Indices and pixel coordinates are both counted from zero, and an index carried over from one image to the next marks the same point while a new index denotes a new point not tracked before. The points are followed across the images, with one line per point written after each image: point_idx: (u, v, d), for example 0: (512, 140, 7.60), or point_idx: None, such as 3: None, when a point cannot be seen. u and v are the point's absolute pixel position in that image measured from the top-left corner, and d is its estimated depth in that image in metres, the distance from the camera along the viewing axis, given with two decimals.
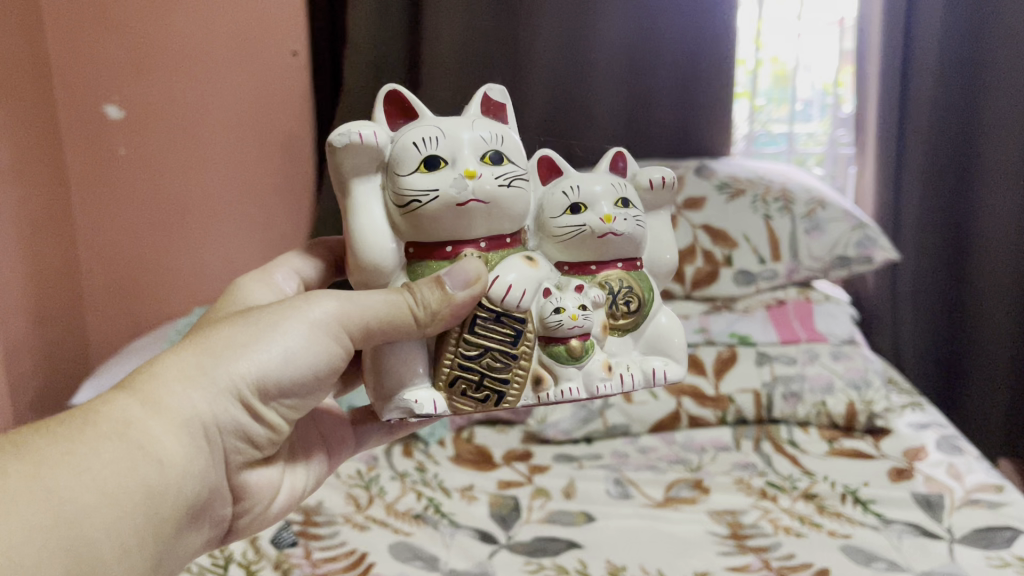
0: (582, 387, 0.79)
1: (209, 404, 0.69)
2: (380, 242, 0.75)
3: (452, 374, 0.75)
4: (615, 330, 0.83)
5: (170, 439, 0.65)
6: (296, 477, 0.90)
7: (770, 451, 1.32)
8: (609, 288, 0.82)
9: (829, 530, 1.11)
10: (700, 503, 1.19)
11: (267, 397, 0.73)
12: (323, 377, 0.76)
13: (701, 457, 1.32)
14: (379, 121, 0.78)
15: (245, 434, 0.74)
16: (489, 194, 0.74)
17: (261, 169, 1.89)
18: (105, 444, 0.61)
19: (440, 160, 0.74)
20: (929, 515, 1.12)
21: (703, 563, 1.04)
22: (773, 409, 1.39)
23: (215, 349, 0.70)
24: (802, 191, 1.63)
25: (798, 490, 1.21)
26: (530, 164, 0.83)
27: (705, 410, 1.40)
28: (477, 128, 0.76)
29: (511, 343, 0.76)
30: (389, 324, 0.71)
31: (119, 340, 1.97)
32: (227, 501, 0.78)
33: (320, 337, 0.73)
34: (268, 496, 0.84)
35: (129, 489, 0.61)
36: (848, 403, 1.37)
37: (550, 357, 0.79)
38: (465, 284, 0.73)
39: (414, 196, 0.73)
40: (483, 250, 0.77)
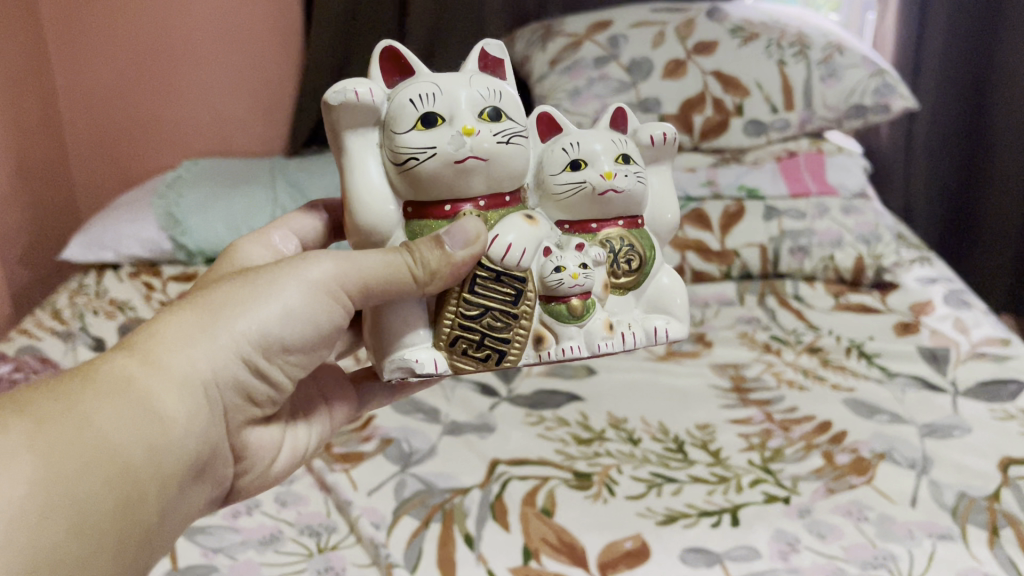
0: (584, 345, 0.68)
1: (211, 365, 0.61)
2: (373, 202, 0.64)
3: (449, 331, 0.65)
4: (620, 286, 0.71)
5: (171, 398, 0.57)
6: (298, 438, 0.80)
7: (774, 306, 1.31)
8: (610, 247, 0.70)
9: (833, 384, 1.10)
10: (703, 357, 1.18)
11: (269, 360, 0.65)
12: (321, 341, 0.68)
13: (704, 312, 1.30)
14: (379, 77, 0.66)
15: (244, 398, 0.66)
16: (493, 151, 0.64)
17: (247, 11, 1.81)
18: (111, 398, 0.53)
19: (438, 117, 0.63)
20: (934, 369, 1.11)
21: (704, 416, 1.04)
22: (780, 264, 1.37)
23: (213, 308, 0.62)
24: (819, 35, 1.55)
25: (803, 345, 1.19)
26: (533, 122, 0.70)
27: (710, 265, 1.37)
28: (478, 82, 0.65)
29: (513, 301, 0.66)
30: (387, 284, 0.62)
31: (107, 199, 1.92)
32: (227, 461, 0.70)
33: (321, 297, 0.64)
34: (270, 455, 0.76)
35: (143, 445, 0.54)
36: (857, 257, 1.35)
37: (550, 315, 0.67)
38: (464, 243, 0.63)
39: (411, 154, 0.62)
40: (482, 210, 0.66)
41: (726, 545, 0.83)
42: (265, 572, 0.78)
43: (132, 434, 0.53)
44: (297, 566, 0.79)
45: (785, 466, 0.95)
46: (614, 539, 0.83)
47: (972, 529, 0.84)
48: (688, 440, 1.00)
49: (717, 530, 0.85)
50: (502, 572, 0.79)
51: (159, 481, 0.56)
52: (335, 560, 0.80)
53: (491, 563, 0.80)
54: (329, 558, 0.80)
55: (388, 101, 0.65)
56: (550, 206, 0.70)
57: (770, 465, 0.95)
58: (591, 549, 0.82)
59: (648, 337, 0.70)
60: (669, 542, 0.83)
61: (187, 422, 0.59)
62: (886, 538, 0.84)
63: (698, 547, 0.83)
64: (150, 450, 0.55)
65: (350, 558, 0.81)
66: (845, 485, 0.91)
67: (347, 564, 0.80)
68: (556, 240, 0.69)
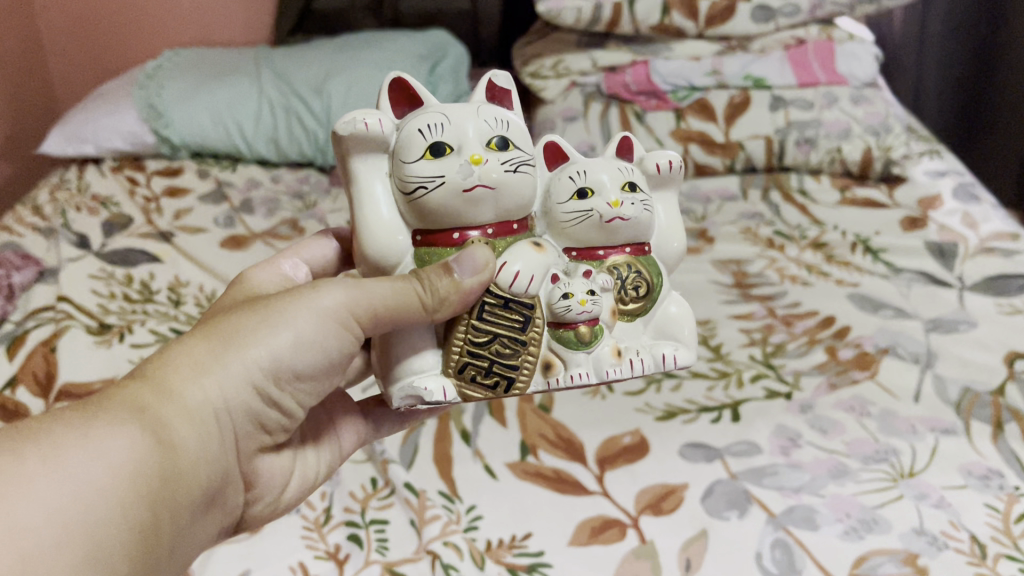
0: (591, 371, 0.58)
1: (224, 398, 0.52)
2: (384, 229, 0.55)
3: (454, 358, 0.56)
4: (626, 311, 0.60)
5: (184, 429, 0.49)
6: (307, 466, 0.67)
7: (778, 201, 1.27)
8: (617, 275, 0.60)
9: (837, 280, 1.07)
10: (704, 253, 1.15)
11: (280, 392, 0.56)
12: (331, 377, 0.58)
13: (706, 207, 1.27)
14: (386, 107, 0.57)
15: (256, 433, 0.57)
16: (502, 179, 0.55)
17: None
18: (126, 427, 0.45)
19: (446, 146, 0.54)
20: (942, 264, 1.08)
21: (706, 313, 1.02)
22: (785, 157, 1.32)
23: (224, 335, 0.53)
24: None
25: (807, 240, 1.16)
26: (539, 150, 0.61)
27: (714, 159, 1.33)
28: (484, 110, 0.57)
29: (522, 327, 0.56)
30: (395, 311, 0.53)
31: (87, 89, 1.85)
32: (236, 492, 0.59)
33: (330, 327, 0.54)
34: (281, 480, 0.64)
35: (154, 487, 0.45)
36: (865, 149, 1.30)
37: (558, 342, 0.57)
38: (473, 271, 0.54)
39: (419, 183, 0.54)
40: (489, 237, 0.57)
41: (725, 441, 0.82)
42: None
43: (145, 473, 0.45)
44: None
45: (787, 361, 0.93)
46: (613, 434, 0.83)
47: (975, 424, 0.83)
48: None
49: (717, 426, 0.84)
50: (499, 467, 0.79)
51: (169, 526, 0.47)
52: None
53: (488, 459, 0.80)
54: None
55: (396, 132, 0.56)
56: (556, 234, 0.60)
57: (772, 360, 0.93)
58: (590, 445, 0.82)
59: (656, 364, 0.60)
60: (667, 437, 0.82)
61: (199, 458, 0.51)
62: (888, 432, 0.83)
63: (697, 443, 0.82)
64: (163, 493, 0.46)
65: None
66: (848, 380, 0.90)
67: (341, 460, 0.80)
68: (562, 265, 0.59)
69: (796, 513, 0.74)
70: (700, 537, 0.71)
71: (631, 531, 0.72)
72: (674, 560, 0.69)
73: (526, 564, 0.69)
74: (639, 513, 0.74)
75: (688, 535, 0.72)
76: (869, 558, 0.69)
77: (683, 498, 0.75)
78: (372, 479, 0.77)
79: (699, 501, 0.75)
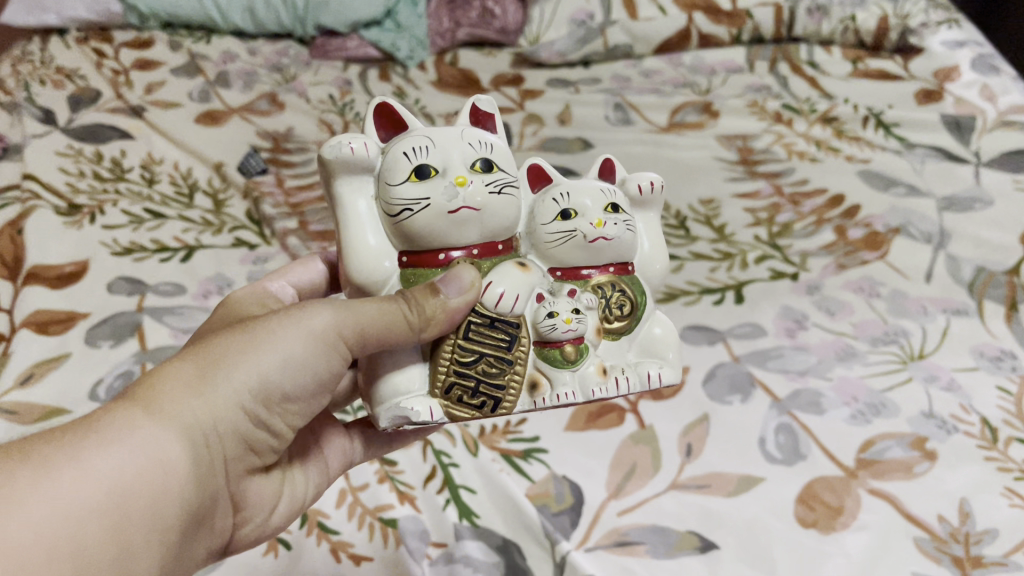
0: (577, 390, 0.51)
1: (216, 424, 0.43)
2: (370, 252, 0.49)
3: (438, 379, 0.49)
4: (608, 333, 0.54)
5: (178, 458, 0.41)
6: (298, 490, 0.56)
7: (787, 73, 1.20)
8: (601, 293, 0.53)
9: (847, 156, 1.02)
10: (709, 129, 1.09)
11: (269, 416, 0.47)
12: (316, 403, 0.50)
13: (711, 80, 1.21)
14: (371, 128, 0.50)
15: (243, 463, 0.49)
16: (484, 207, 0.49)
17: None
18: (103, 457, 0.37)
19: (434, 168, 0.48)
20: (958, 140, 1.02)
21: (709, 190, 0.97)
22: (795, 26, 1.26)
23: (214, 352, 0.44)
24: None
25: (817, 115, 1.10)
26: (522, 173, 0.54)
27: (719, 29, 1.27)
28: (467, 131, 0.51)
29: (509, 345, 0.50)
30: (379, 330, 0.46)
31: None
32: (220, 523, 0.49)
33: (321, 349, 0.46)
34: (271, 504, 0.53)
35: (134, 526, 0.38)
36: (881, 18, 1.23)
37: (544, 360, 0.51)
38: (460, 290, 0.47)
39: (403, 205, 0.48)
40: (474, 258, 0.50)
41: (728, 324, 0.80)
42: None
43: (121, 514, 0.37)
44: None
45: (794, 242, 0.89)
46: None
47: (989, 305, 0.80)
48: (690, 216, 0.94)
49: (719, 309, 0.81)
50: None
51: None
52: None
53: None
54: None
55: (381, 154, 0.50)
56: (541, 255, 0.53)
57: (778, 240, 0.89)
58: None
59: (642, 383, 0.53)
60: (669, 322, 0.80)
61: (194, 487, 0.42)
62: (898, 314, 0.80)
63: (698, 326, 0.80)
64: (146, 534, 0.38)
65: None
66: (857, 261, 0.86)
67: None
68: (548, 284, 0.53)
69: (801, 397, 0.71)
70: (701, 422, 0.69)
71: (630, 417, 0.70)
72: (675, 445, 0.67)
73: (521, 450, 0.67)
74: (638, 398, 0.72)
75: (688, 420, 0.69)
76: (876, 441, 0.67)
77: (684, 384, 0.73)
78: None
79: (701, 385, 0.73)
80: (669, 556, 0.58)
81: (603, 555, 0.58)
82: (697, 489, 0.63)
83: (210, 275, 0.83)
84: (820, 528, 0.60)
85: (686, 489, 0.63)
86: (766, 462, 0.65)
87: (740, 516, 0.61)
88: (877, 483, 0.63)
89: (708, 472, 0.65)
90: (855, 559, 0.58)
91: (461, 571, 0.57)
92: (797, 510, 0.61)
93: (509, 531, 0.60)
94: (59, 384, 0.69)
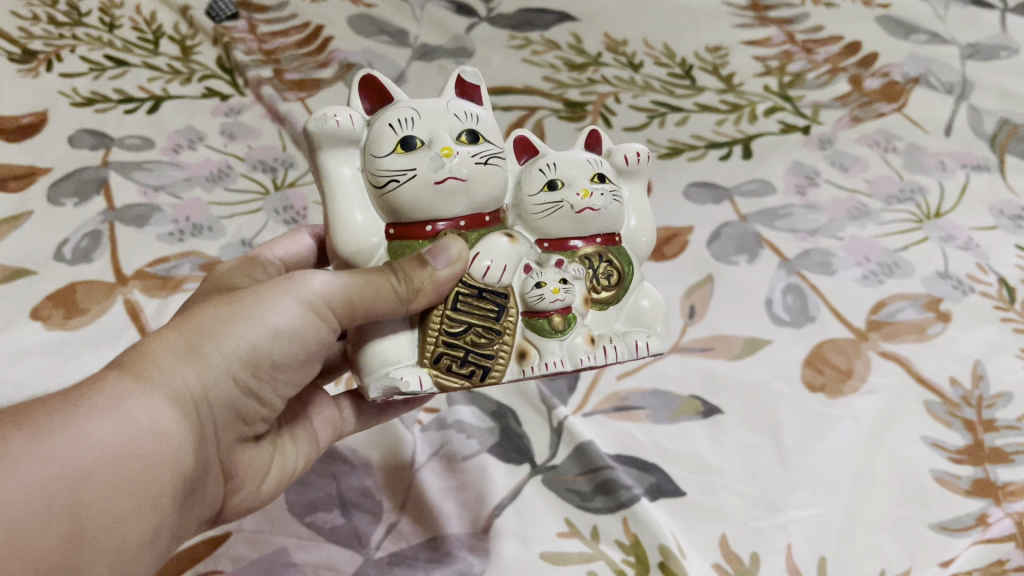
0: (565, 360, 0.44)
1: (206, 393, 0.38)
2: (356, 228, 0.42)
3: (423, 349, 0.42)
4: (595, 304, 0.46)
5: (168, 429, 0.35)
6: (289, 459, 0.48)
7: None
8: (587, 264, 0.46)
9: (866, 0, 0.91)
10: None
11: (261, 387, 0.41)
12: (309, 371, 0.44)
13: None
14: (353, 99, 0.43)
15: (237, 436, 0.44)
16: (473, 186, 0.43)
17: None
18: (82, 434, 0.32)
19: (420, 142, 0.41)
20: None
21: (716, 37, 0.90)
22: None
23: (203, 319, 0.38)
24: None
25: None
26: (507, 144, 0.46)
27: None
28: (455, 101, 0.43)
29: (498, 315, 0.43)
30: (362, 297, 0.39)
31: None
32: (210, 496, 0.42)
33: (309, 321, 0.39)
34: (263, 477, 0.46)
35: (130, 509, 0.33)
36: None
37: (531, 331, 0.44)
38: (446, 264, 0.40)
39: (389, 176, 0.41)
40: (461, 230, 0.43)
41: (736, 180, 0.75)
42: (216, 214, 0.70)
43: (110, 497, 0.32)
44: (251, 206, 0.71)
45: (806, 92, 0.84)
46: None
47: (1011, 160, 0.75)
48: (697, 65, 0.87)
49: (727, 164, 0.76)
50: None
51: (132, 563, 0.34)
52: (294, 200, 0.73)
53: None
54: (288, 198, 0.73)
55: (365, 127, 0.42)
56: (528, 227, 0.46)
57: (789, 92, 0.84)
58: None
59: (633, 353, 0.46)
60: (672, 177, 0.75)
61: (193, 465, 0.38)
62: (914, 170, 0.75)
63: (703, 182, 0.75)
64: (145, 516, 0.34)
65: (311, 196, 0.73)
66: (873, 113, 0.81)
67: (309, 204, 0.73)
68: (535, 255, 0.45)
69: (811, 258, 0.68)
70: (705, 283, 0.66)
71: None
72: (677, 307, 0.64)
73: None
74: None
75: (692, 280, 0.66)
76: (888, 302, 0.64)
77: (689, 243, 0.69)
78: None
79: (706, 245, 0.69)
80: (671, 421, 0.56)
81: (601, 420, 0.56)
82: (701, 352, 0.60)
83: (180, 128, 0.77)
84: (828, 393, 0.57)
85: (688, 352, 0.60)
86: (773, 324, 0.62)
87: (745, 379, 0.58)
88: (887, 345, 0.60)
89: (711, 334, 0.62)
90: (863, 422, 0.56)
91: (454, 435, 0.56)
92: (804, 372, 0.59)
93: (504, 396, 0.58)
94: (22, 243, 0.65)
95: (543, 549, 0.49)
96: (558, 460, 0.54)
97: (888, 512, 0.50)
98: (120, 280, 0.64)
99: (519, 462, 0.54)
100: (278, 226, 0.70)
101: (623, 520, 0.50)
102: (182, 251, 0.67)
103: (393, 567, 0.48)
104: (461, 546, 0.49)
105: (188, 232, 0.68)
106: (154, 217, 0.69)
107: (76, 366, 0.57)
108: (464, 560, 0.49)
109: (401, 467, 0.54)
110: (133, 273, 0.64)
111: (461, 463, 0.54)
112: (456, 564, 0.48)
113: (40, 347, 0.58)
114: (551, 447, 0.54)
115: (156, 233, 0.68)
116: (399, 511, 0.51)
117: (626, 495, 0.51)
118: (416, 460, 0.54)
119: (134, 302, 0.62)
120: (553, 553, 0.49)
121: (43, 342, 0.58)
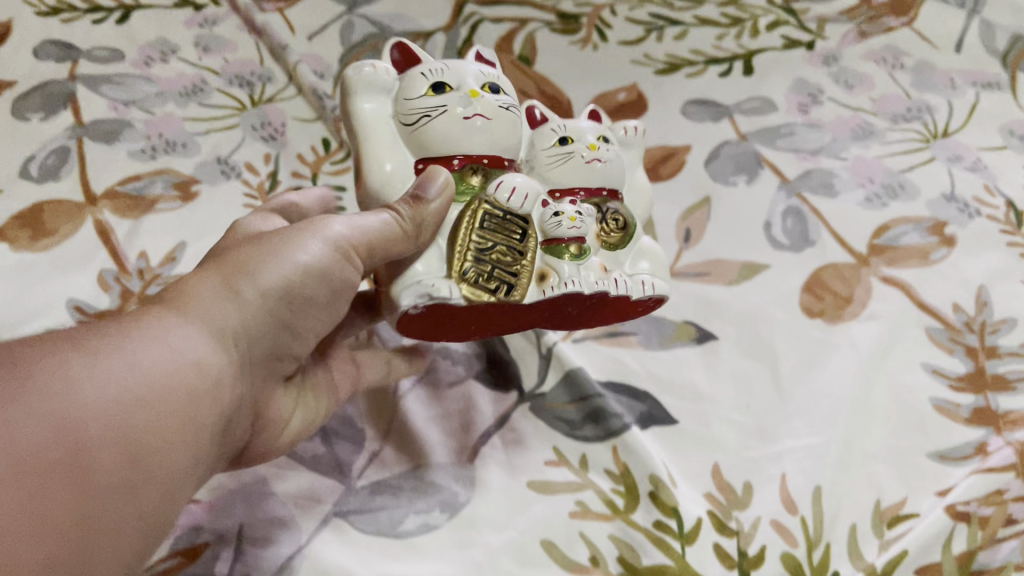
0: (585, 283, 0.41)
1: (243, 330, 0.37)
2: (389, 171, 0.40)
3: (452, 262, 0.40)
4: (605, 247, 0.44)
5: (201, 362, 0.34)
6: (312, 410, 0.48)
7: None
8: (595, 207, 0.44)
9: None
10: None
11: (297, 325, 0.40)
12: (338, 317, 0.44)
13: None
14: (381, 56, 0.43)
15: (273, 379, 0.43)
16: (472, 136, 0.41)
17: None
18: (115, 360, 0.31)
19: (451, 86, 0.41)
20: None
21: None
22: None
23: (236, 258, 0.37)
24: None
25: None
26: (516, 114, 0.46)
27: None
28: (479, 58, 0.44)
29: (522, 237, 0.41)
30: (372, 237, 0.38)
31: None
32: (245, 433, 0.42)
33: (335, 259, 0.39)
34: (292, 420, 0.46)
35: (170, 439, 0.32)
36: None
37: (550, 255, 0.42)
38: (437, 190, 0.39)
39: (421, 112, 0.40)
40: (485, 169, 0.42)
41: (736, 97, 0.72)
42: (189, 129, 0.67)
43: (154, 424, 0.31)
44: (227, 123, 0.67)
45: (811, 5, 0.80)
46: (605, 91, 0.72)
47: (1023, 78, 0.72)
48: None
49: (726, 81, 0.73)
50: None
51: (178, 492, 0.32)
52: (272, 116, 0.68)
53: None
54: (266, 114, 0.68)
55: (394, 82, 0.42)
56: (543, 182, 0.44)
57: (794, 3, 0.79)
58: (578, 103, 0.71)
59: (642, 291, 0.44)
60: (669, 93, 0.72)
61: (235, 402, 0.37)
62: (922, 88, 0.72)
63: (702, 100, 0.71)
64: (185, 448, 0.33)
65: (291, 112, 0.69)
66: (880, 27, 0.78)
67: (287, 120, 0.68)
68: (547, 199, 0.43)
69: (812, 179, 0.65)
70: (702, 206, 0.63)
71: None
72: (672, 232, 0.61)
73: None
74: None
75: (689, 203, 0.63)
76: (891, 226, 0.61)
77: (686, 163, 0.66)
78: (323, 141, 0.68)
79: (703, 165, 0.66)
80: (662, 347, 0.54)
81: (591, 347, 0.54)
82: (695, 277, 0.58)
83: (151, 39, 0.73)
84: (827, 319, 0.55)
85: (684, 277, 0.58)
86: (772, 248, 0.60)
87: (742, 305, 0.56)
88: (890, 270, 0.58)
89: (707, 259, 0.59)
90: (862, 349, 0.54)
91: (440, 361, 0.54)
92: (803, 299, 0.56)
93: None
94: None
95: (531, 477, 0.48)
96: (547, 388, 0.52)
97: (886, 442, 0.49)
98: (88, 199, 0.60)
99: (506, 390, 0.52)
100: (255, 142, 0.66)
101: (613, 448, 0.49)
102: (154, 169, 0.63)
103: (375, 495, 0.47)
104: (446, 474, 0.48)
105: (161, 149, 0.65)
106: (125, 133, 0.66)
107: (43, 289, 0.55)
108: (449, 488, 0.47)
109: (384, 393, 0.52)
110: (102, 192, 0.61)
111: (446, 389, 0.52)
112: (441, 492, 0.47)
113: (8, 269, 0.55)
114: (540, 374, 0.52)
115: (126, 151, 0.64)
116: (382, 437, 0.50)
117: (617, 423, 0.49)
118: (400, 386, 0.52)
119: (104, 222, 0.59)
120: (540, 481, 0.48)
121: (8, 264, 0.56)
